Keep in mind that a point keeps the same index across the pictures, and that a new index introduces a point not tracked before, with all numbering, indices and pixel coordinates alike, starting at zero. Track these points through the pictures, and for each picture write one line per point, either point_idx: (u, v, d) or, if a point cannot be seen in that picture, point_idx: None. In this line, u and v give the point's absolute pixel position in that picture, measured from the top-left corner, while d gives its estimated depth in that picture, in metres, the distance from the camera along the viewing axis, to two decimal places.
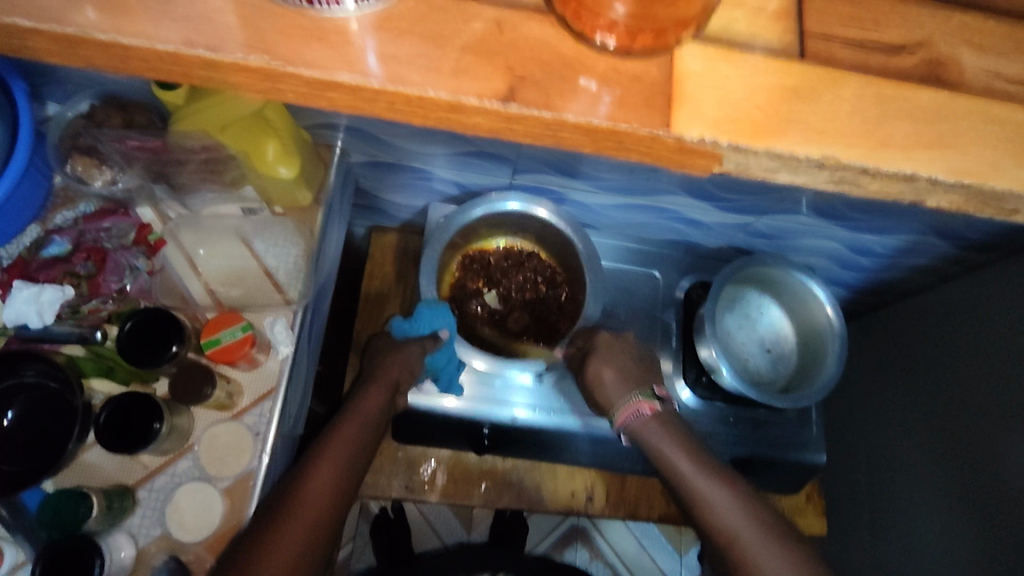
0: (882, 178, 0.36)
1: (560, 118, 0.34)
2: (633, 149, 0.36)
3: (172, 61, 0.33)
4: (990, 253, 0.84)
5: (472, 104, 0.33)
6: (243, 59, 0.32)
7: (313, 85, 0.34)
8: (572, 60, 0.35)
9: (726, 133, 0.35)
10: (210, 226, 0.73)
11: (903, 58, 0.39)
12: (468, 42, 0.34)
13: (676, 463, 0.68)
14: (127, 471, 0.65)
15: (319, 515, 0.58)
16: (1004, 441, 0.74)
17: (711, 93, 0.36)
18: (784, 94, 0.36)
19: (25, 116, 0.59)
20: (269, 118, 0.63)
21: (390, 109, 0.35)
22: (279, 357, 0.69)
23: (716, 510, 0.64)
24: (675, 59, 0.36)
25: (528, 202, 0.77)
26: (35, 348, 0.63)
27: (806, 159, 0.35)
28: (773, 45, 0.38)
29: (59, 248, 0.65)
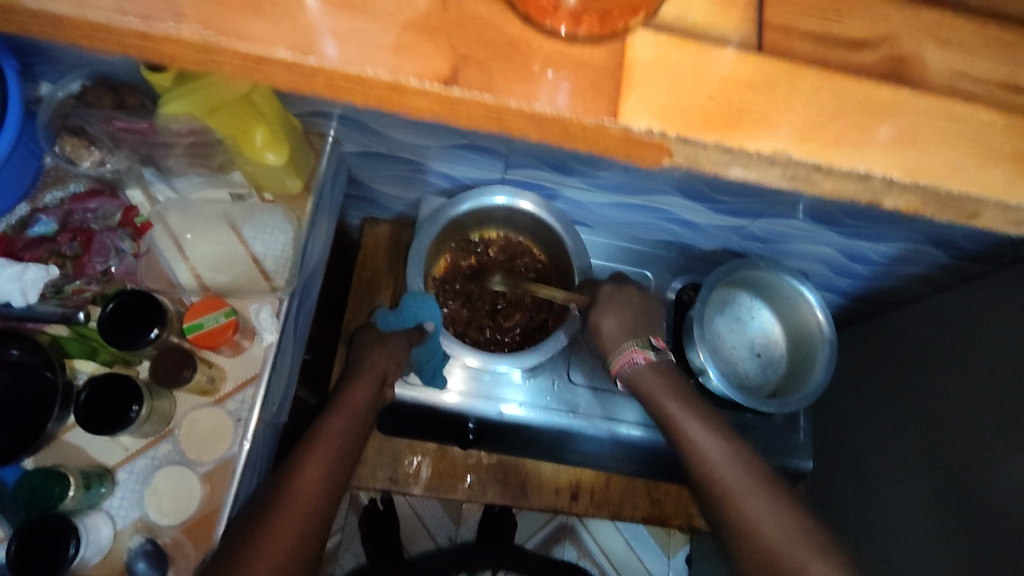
0: (836, 175, 0.36)
1: (502, 102, 0.33)
2: (582, 136, 0.35)
3: (105, 33, 0.31)
4: (988, 264, 0.82)
5: (413, 86, 0.33)
6: (174, 28, 0.31)
7: (248, 60, 0.33)
8: (517, 42, 0.34)
9: (675, 124, 0.34)
10: (198, 210, 0.73)
11: (864, 54, 0.38)
12: (410, 20, 0.34)
13: (667, 407, 0.69)
14: (107, 452, 0.65)
15: (309, 512, 0.58)
16: (995, 457, 0.72)
17: (660, 82, 0.35)
18: (737, 85, 0.35)
19: (13, 94, 0.59)
20: (257, 102, 0.62)
21: (329, 86, 0.34)
22: (264, 343, 0.69)
23: (699, 452, 0.65)
24: (626, 47, 0.35)
25: (513, 196, 0.77)
26: (19, 326, 0.63)
27: (758, 155, 0.35)
28: (732, 34, 0.37)
29: (45, 227, 0.65)
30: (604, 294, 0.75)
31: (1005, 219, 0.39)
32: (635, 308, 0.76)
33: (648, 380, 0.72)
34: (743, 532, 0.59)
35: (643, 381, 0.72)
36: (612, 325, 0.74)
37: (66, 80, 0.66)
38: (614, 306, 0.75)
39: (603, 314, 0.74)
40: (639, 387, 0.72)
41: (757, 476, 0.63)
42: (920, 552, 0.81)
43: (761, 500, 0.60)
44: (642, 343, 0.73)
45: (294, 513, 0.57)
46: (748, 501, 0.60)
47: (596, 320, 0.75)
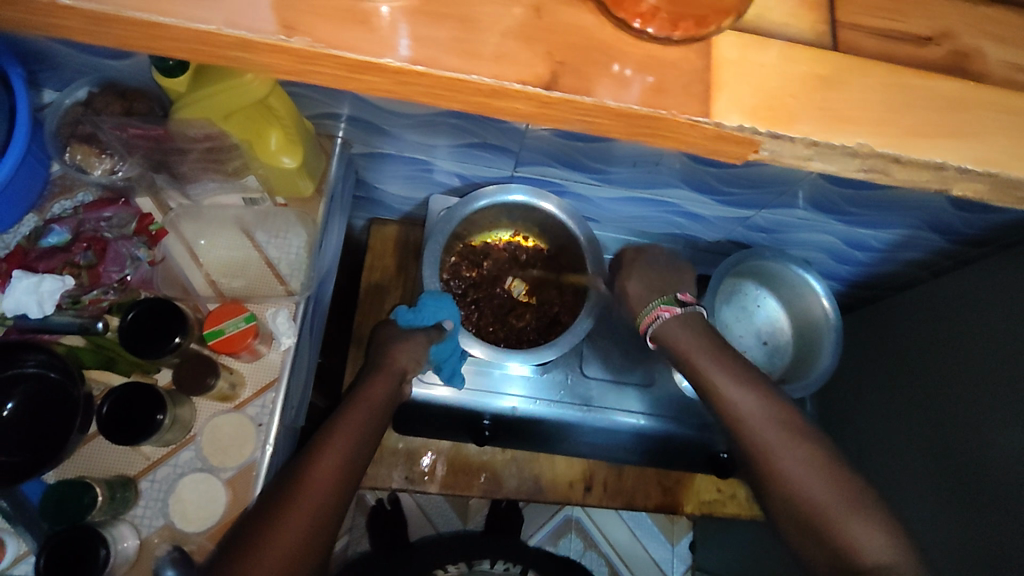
0: (912, 166, 0.36)
1: (601, 104, 0.32)
2: (672, 137, 0.35)
3: (212, 44, 0.30)
4: (985, 246, 0.84)
5: (515, 91, 0.31)
6: (284, 41, 0.30)
7: (348, 69, 0.31)
8: (608, 45, 0.33)
9: (764, 121, 0.34)
10: (211, 217, 0.73)
11: (931, 49, 0.39)
12: (510, 27, 0.33)
13: (703, 369, 0.65)
14: (128, 462, 0.64)
15: (322, 504, 0.58)
16: (991, 428, 0.74)
17: (746, 80, 0.34)
18: (815, 83, 0.36)
19: (24, 104, 0.58)
20: (272, 105, 0.61)
21: (428, 93, 0.33)
22: (281, 348, 0.69)
23: (740, 413, 0.61)
24: (711, 46, 0.35)
25: (533, 195, 0.78)
26: (34, 338, 0.62)
27: (841, 148, 0.35)
28: (804, 34, 0.37)
29: (59, 237, 0.64)
30: (627, 260, 0.79)
31: None
32: (654, 267, 0.77)
33: (676, 335, 0.68)
34: (784, 495, 0.56)
35: (672, 336, 0.68)
36: (637, 288, 0.75)
37: (72, 86, 0.65)
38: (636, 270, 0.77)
39: (629, 278, 0.76)
40: (669, 343, 0.68)
41: (804, 435, 0.59)
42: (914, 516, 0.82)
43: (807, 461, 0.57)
44: (668, 300, 0.71)
45: (305, 503, 0.57)
46: (792, 465, 0.57)
47: (623, 283, 0.76)
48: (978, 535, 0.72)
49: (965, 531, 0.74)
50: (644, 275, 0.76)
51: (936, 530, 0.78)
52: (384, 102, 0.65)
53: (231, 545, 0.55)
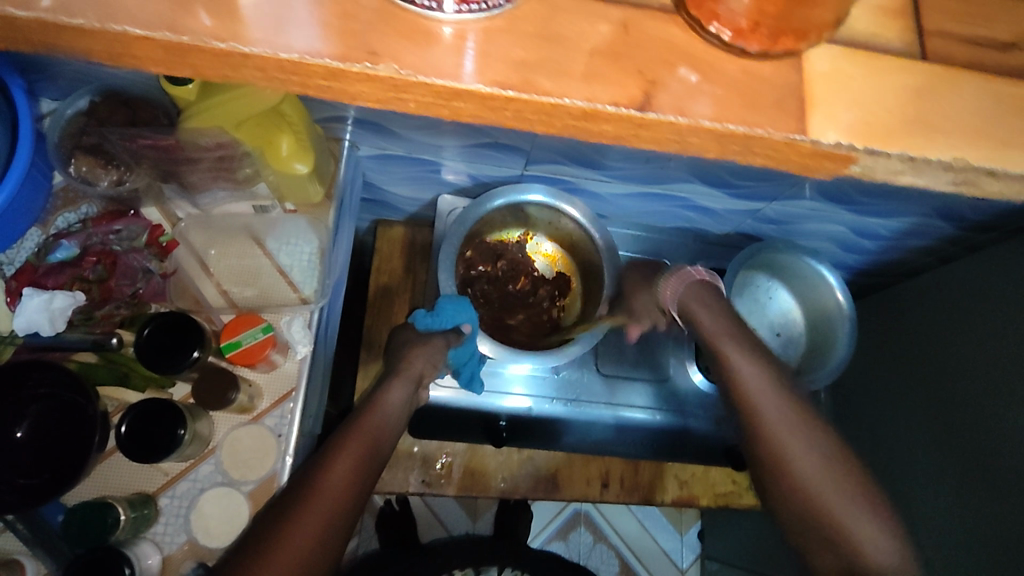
0: (1008, 179, 0.36)
1: (694, 123, 0.33)
2: (762, 154, 0.35)
3: (291, 71, 0.31)
4: (991, 232, 0.85)
5: (609, 113, 0.32)
6: (371, 67, 0.31)
7: (439, 94, 0.32)
8: (690, 54, 0.34)
9: (863, 138, 0.34)
10: (222, 225, 0.71)
11: (1017, 55, 0.38)
12: (596, 46, 0.33)
13: (718, 342, 0.66)
14: (147, 478, 0.63)
15: (334, 509, 0.57)
16: (1009, 414, 0.74)
17: (843, 96, 0.35)
18: (912, 96, 0.36)
19: (25, 115, 0.57)
20: (285, 112, 0.61)
21: (516, 118, 0.33)
22: (298, 357, 0.68)
23: (744, 384, 0.62)
24: (806, 61, 0.36)
25: (554, 196, 0.77)
26: (46, 356, 0.61)
27: (936, 162, 0.35)
28: (898, 44, 0.37)
29: (67, 252, 0.63)
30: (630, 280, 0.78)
31: None
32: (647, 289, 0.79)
33: (698, 309, 0.69)
34: (782, 474, 0.57)
35: (691, 305, 0.69)
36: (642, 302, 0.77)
37: (72, 96, 0.64)
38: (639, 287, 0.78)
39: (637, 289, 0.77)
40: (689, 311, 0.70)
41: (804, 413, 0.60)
42: (935, 501, 0.82)
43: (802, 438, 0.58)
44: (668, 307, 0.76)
45: (319, 503, 0.56)
46: (794, 446, 0.58)
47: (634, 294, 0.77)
48: (1002, 521, 0.72)
49: (988, 517, 0.74)
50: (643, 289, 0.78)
51: (958, 515, 0.78)
52: None
53: (243, 546, 0.54)
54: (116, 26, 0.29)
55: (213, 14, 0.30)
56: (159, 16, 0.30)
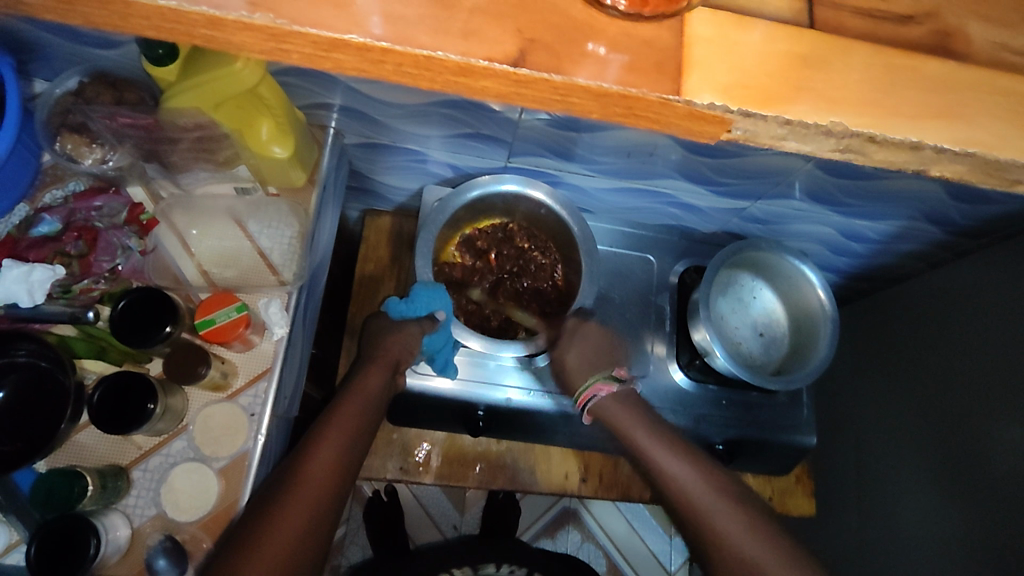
0: (887, 146, 0.37)
1: (570, 81, 0.34)
2: (644, 116, 0.36)
3: (174, 20, 0.32)
4: (981, 238, 0.82)
5: (482, 67, 0.33)
6: (247, 16, 0.32)
7: (319, 45, 0.33)
8: (584, 24, 0.35)
9: (736, 98, 0.35)
10: (202, 206, 0.73)
11: (911, 27, 0.40)
12: (478, 5, 0.35)
13: (630, 431, 0.71)
14: (121, 451, 0.64)
15: (323, 493, 0.58)
16: (997, 421, 0.74)
17: (720, 58, 0.36)
18: (793, 61, 0.37)
19: (13, 92, 0.58)
20: (263, 95, 0.62)
21: (397, 72, 0.35)
22: (274, 338, 0.69)
23: (670, 475, 0.66)
24: (686, 24, 0.37)
25: (525, 183, 0.78)
26: (25, 327, 0.62)
27: (814, 125, 0.36)
28: (783, 14, 0.39)
29: (49, 227, 0.64)
30: (567, 329, 0.78)
31: None
32: (594, 342, 0.78)
33: (612, 412, 0.73)
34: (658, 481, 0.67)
35: (613, 411, 0.73)
36: (576, 360, 0.77)
37: (62, 76, 0.65)
38: (578, 342, 0.77)
39: (567, 351, 0.77)
40: (607, 419, 0.74)
41: (725, 489, 0.64)
42: (931, 523, 0.82)
43: (710, 495, 0.63)
44: (605, 377, 0.75)
45: (304, 495, 0.57)
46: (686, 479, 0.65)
47: (561, 355, 0.77)
48: (997, 532, 0.73)
49: (985, 526, 0.74)
50: (584, 346, 0.77)
51: (954, 530, 0.78)
52: (374, 91, 0.64)
53: (231, 540, 0.55)
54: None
55: None
56: None
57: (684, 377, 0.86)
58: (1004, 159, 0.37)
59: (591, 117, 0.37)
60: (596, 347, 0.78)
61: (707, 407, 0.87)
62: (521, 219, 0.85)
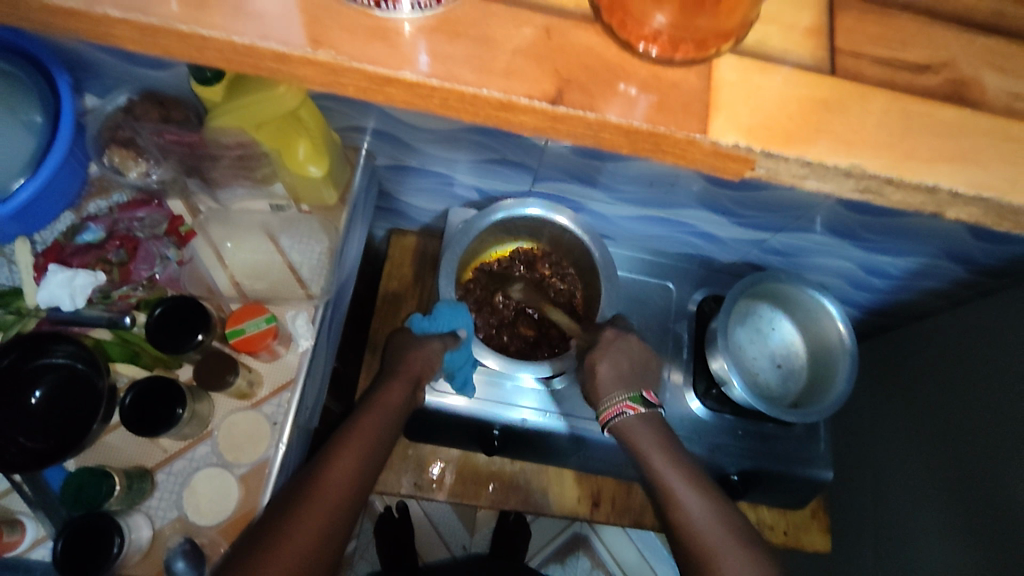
0: (905, 188, 0.38)
1: (603, 119, 0.36)
2: (671, 152, 0.38)
3: (245, 54, 0.35)
4: (1003, 278, 0.82)
5: (522, 104, 0.35)
6: (311, 53, 0.35)
7: (374, 80, 0.36)
8: (615, 66, 0.37)
9: (759, 140, 0.37)
10: (238, 221, 0.75)
11: (928, 77, 0.40)
12: (519, 46, 0.36)
13: (650, 456, 0.69)
14: (147, 453, 0.66)
15: (340, 501, 0.59)
16: (1013, 465, 0.73)
17: (744, 103, 0.37)
18: (815, 106, 0.38)
19: (67, 107, 0.61)
20: (303, 117, 0.65)
21: (443, 106, 0.37)
22: (299, 350, 0.71)
23: (685, 509, 0.65)
24: (713, 69, 0.38)
25: (549, 209, 0.79)
26: (64, 330, 0.65)
27: (835, 168, 0.37)
28: (806, 60, 0.39)
29: (93, 235, 0.68)
30: (605, 339, 0.76)
31: None
32: (632, 357, 0.76)
33: (635, 434, 0.71)
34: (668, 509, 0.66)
35: (633, 433, 0.71)
36: (609, 371, 0.75)
37: (113, 93, 0.68)
38: (613, 352, 0.76)
39: (601, 359, 0.75)
40: (627, 439, 0.72)
41: (735, 532, 0.63)
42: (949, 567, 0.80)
43: (722, 537, 0.62)
44: (634, 397, 0.73)
45: (321, 505, 0.58)
46: (695, 511, 0.64)
47: (593, 363, 0.75)
48: None
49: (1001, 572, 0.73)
50: (619, 359, 0.75)
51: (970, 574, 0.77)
52: (406, 117, 0.67)
53: (246, 544, 0.56)
54: (97, 8, 0.33)
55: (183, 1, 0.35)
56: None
57: (701, 407, 0.86)
58: (1016, 203, 0.38)
59: (620, 151, 0.39)
60: (632, 362, 0.76)
61: (722, 437, 0.86)
62: (546, 241, 0.86)
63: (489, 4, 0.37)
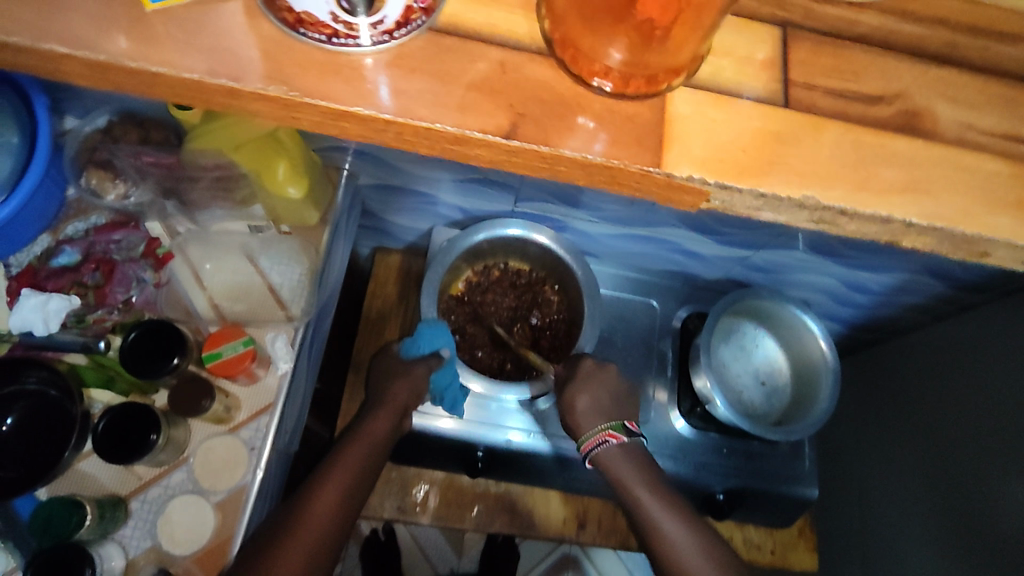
0: (858, 220, 0.39)
1: (557, 153, 0.36)
2: (626, 184, 0.38)
3: (197, 90, 0.35)
4: (985, 292, 0.83)
5: (476, 138, 0.35)
6: (262, 88, 0.35)
7: (327, 115, 0.36)
8: (569, 100, 0.37)
9: (712, 172, 0.37)
10: (218, 242, 0.75)
11: (880, 108, 0.40)
12: (473, 80, 0.37)
13: (634, 489, 0.68)
14: (121, 481, 0.65)
15: (319, 541, 0.59)
16: (999, 482, 0.73)
17: (700, 134, 0.38)
18: (768, 139, 0.38)
19: (43, 129, 0.61)
20: (281, 139, 0.66)
21: (397, 139, 0.37)
22: (278, 373, 0.70)
23: (671, 542, 0.65)
24: (666, 102, 0.38)
25: (529, 228, 0.80)
26: (38, 355, 0.64)
27: (786, 200, 0.38)
28: (759, 93, 0.40)
29: (69, 258, 0.67)
30: (583, 371, 0.75)
31: (1013, 258, 0.40)
32: (611, 390, 0.75)
33: (618, 467, 0.70)
34: (654, 540, 0.66)
35: (613, 464, 0.70)
36: (587, 404, 0.73)
37: (92, 114, 0.68)
38: (592, 385, 0.74)
39: (580, 393, 0.73)
40: (607, 470, 0.71)
41: (717, 560, 0.64)
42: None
43: (705, 567, 0.63)
44: (616, 425, 0.72)
45: (303, 539, 0.58)
46: (677, 541, 0.65)
47: (573, 397, 0.73)
48: None
49: None
50: (598, 391, 0.74)
51: None
52: None
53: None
54: (46, 46, 0.34)
55: (131, 37, 0.35)
56: (85, 36, 0.34)
57: (685, 425, 0.86)
58: (964, 233, 0.38)
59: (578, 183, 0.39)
60: (613, 393, 0.75)
61: (708, 455, 0.86)
62: (530, 259, 0.85)
63: (447, 39, 0.37)
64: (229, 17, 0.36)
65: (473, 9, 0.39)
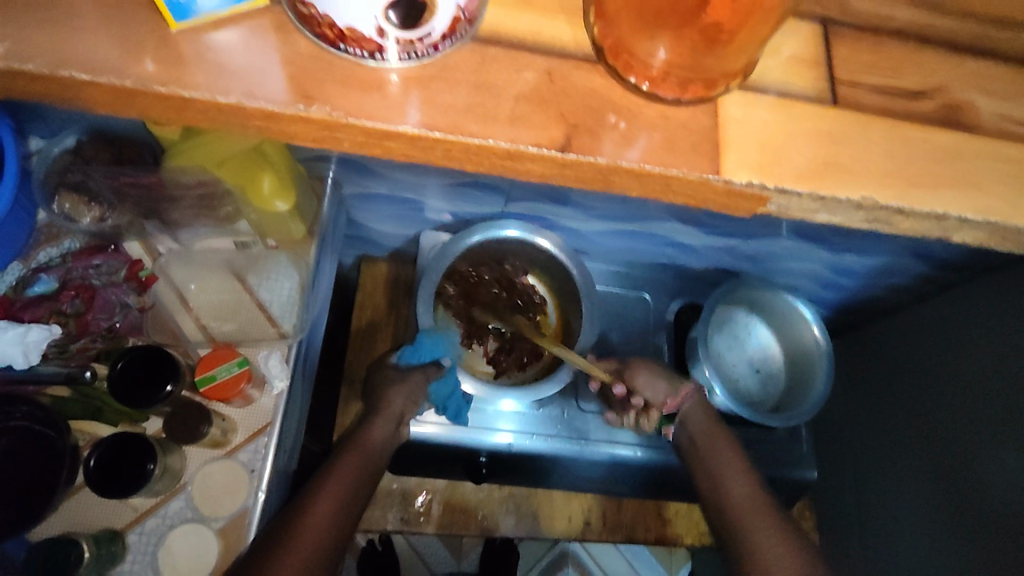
0: (915, 217, 0.39)
1: (614, 163, 0.36)
2: (677, 190, 0.38)
3: (230, 112, 0.35)
4: (963, 271, 0.85)
5: (531, 153, 0.35)
6: (303, 110, 0.34)
7: (371, 135, 0.35)
8: (620, 107, 0.37)
9: (771, 176, 0.37)
10: (202, 260, 0.72)
11: (922, 103, 0.40)
12: (522, 91, 0.36)
13: (704, 444, 0.76)
14: (116, 514, 0.62)
15: (316, 547, 0.56)
16: (986, 451, 0.75)
17: (752, 138, 0.38)
18: (821, 139, 0.39)
19: (9, 155, 0.57)
20: (266, 153, 0.63)
21: (446, 156, 0.36)
22: (274, 392, 0.68)
23: (730, 493, 0.71)
24: (719, 106, 0.38)
25: (528, 231, 0.78)
26: (17, 390, 0.60)
27: (845, 201, 0.38)
28: (806, 92, 0.40)
29: (46, 286, 0.63)
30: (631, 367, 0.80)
31: None
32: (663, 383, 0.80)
33: (694, 421, 0.78)
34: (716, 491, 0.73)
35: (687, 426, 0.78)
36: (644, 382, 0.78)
37: (60, 135, 0.65)
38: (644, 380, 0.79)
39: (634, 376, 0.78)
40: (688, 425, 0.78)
41: (768, 505, 0.69)
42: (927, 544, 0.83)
43: (760, 512, 0.68)
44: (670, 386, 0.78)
45: (300, 547, 0.55)
46: (737, 494, 0.71)
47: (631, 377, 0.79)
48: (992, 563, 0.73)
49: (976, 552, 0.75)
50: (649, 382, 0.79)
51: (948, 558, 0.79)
52: None
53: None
54: (65, 72, 0.33)
55: (158, 60, 0.34)
56: (108, 61, 0.33)
57: None
58: (1017, 224, 0.39)
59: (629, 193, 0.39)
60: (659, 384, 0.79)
61: None
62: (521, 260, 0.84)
63: (490, 50, 0.37)
64: (263, 35, 0.36)
65: (514, 17, 0.38)
